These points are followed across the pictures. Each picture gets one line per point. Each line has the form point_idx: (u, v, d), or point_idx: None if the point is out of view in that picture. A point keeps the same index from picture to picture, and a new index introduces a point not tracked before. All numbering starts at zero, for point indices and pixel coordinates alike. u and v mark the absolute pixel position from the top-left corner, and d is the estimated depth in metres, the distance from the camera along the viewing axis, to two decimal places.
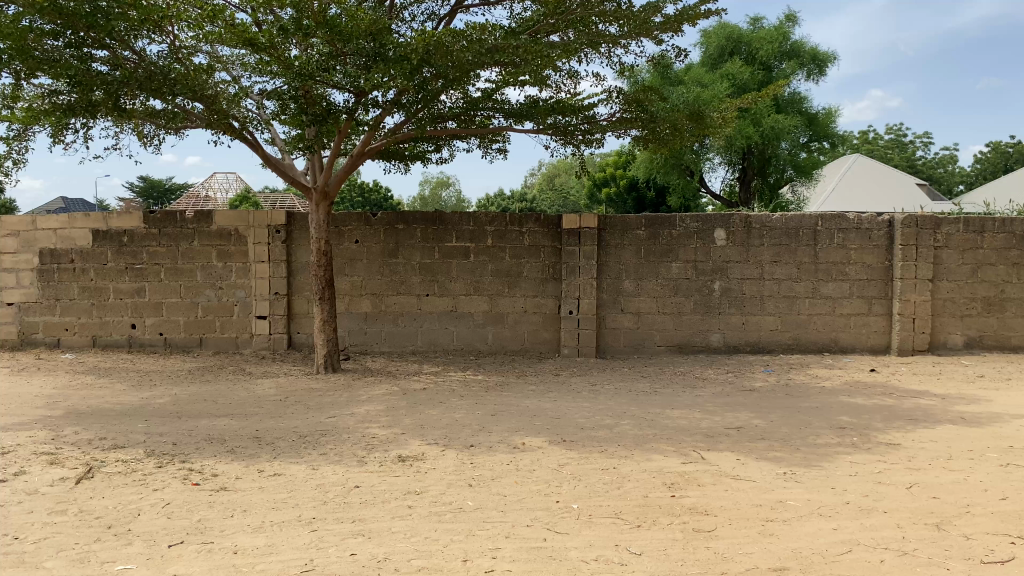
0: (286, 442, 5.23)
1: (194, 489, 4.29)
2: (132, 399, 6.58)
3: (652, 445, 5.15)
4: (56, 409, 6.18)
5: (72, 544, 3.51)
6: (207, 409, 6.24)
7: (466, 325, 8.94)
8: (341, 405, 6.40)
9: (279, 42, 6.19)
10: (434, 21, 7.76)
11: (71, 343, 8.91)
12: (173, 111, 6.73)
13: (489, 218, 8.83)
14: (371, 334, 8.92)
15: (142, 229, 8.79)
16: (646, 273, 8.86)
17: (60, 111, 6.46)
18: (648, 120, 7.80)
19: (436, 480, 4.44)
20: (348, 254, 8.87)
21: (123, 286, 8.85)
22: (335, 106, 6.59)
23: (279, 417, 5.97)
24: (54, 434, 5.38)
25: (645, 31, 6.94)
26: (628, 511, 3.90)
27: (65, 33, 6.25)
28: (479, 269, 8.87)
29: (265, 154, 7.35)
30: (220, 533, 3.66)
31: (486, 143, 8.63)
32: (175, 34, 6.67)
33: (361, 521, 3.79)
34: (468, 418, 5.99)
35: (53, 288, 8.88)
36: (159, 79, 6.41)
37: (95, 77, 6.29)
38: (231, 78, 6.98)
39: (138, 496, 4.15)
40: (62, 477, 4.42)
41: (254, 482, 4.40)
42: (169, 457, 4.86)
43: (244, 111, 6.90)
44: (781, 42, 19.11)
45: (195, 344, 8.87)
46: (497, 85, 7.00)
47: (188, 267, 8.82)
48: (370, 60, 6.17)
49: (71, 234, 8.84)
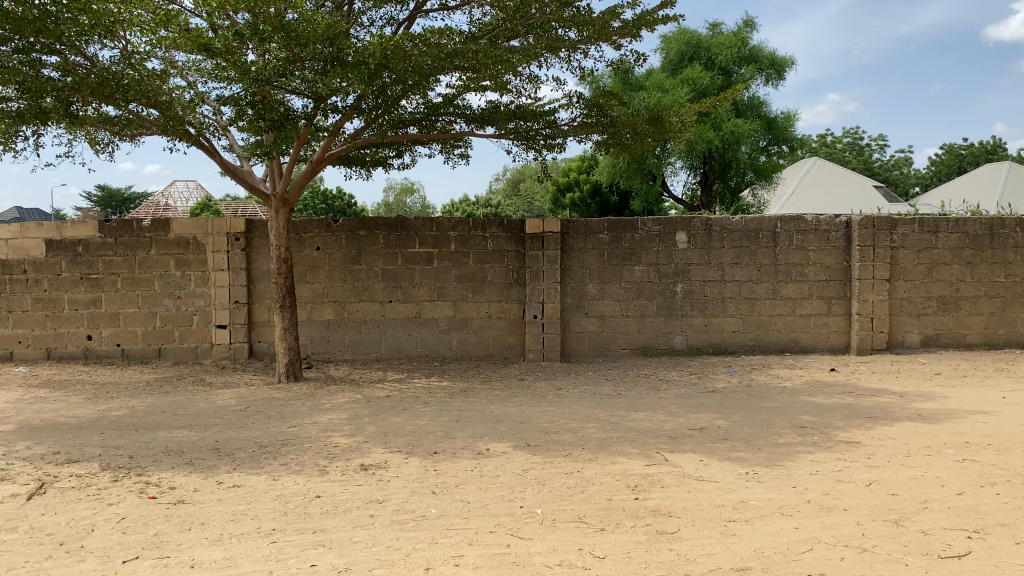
0: (247, 453, 5.14)
1: (151, 503, 4.19)
2: (88, 412, 6.43)
3: (616, 448, 5.15)
4: (7, 424, 6.01)
5: (22, 562, 3.41)
6: (166, 420, 6.12)
7: (430, 332, 8.89)
8: (304, 414, 6.31)
9: (235, 47, 6.07)
10: (393, 25, 7.71)
11: (25, 356, 8.70)
12: (128, 118, 6.60)
13: (452, 223, 8.80)
14: (334, 341, 8.84)
15: (97, 238, 8.61)
16: (610, 276, 8.89)
17: (9, 118, 6.33)
18: (609, 124, 7.82)
19: (399, 488, 4.39)
20: (309, 261, 8.78)
21: (78, 296, 8.67)
22: (294, 112, 6.52)
23: (239, 428, 5.87)
24: (5, 450, 5.24)
25: (604, 36, 6.98)
26: (592, 514, 3.90)
27: (14, 39, 6.01)
28: (442, 275, 8.83)
29: (222, 161, 7.23)
30: (177, 547, 3.58)
31: (448, 149, 8.61)
32: (127, 39, 6.50)
33: (323, 532, 3.74)
34: (432, 424, 5.95)
35: (6, 299, 8.67)
36: (112, 86, 6.28)
37: (45, 83, 6.18)
38: (187, 84, 6.87)
39: (92, 511, 4.05)
40: (13, 493, 4.31)
41: (213, 494, 4.33)
42: (125, 471, 4.75)
43: (200, 117, 6.78)
44: (740, 48, 19.33)
45: (154, 355, 8.71)
46: (458, 91, 6.96)
47: (146, 276, 8.66)
48: (328, 64, 6.16)
49: (24, 244, 8.62)
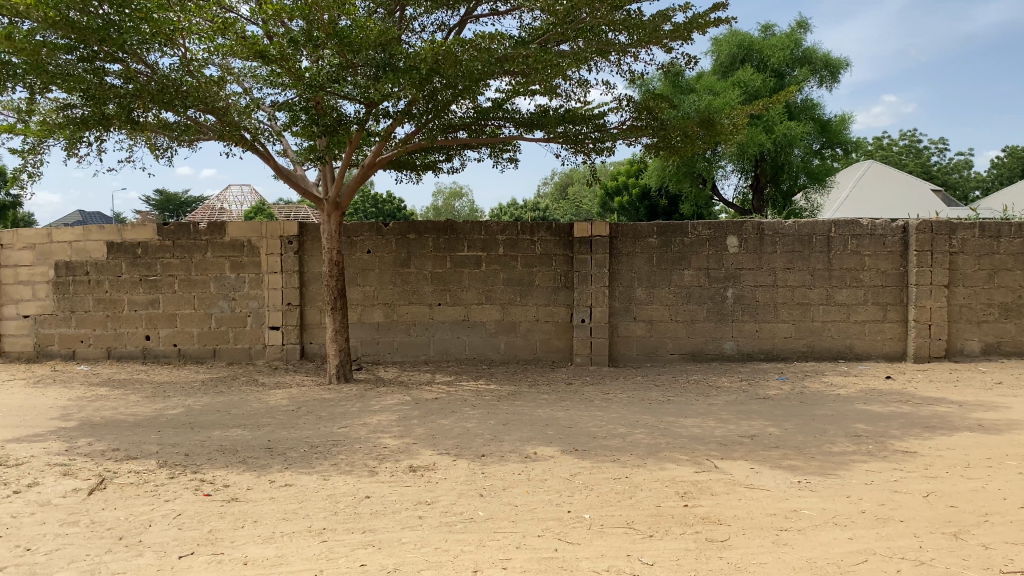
0: (298, 452, 5.23)
1: (206, 500, 4.29)
2: (146, 411, 6.60)
3: (665, 454, 5.11)
4: (70, 421, 6.21)
5: (84, 555, 3.53)
6: (221, 419, 6.25)
7: (478, 335, 8.93)
8: (354, 415, 6.40)
9: (290, 54, 6.17)
10: (444, 31, 7.75)
11: (86, 355, 8.97)
12: (186, 123, 6.76)
13: (500, 227, 8.82)
14: (383, 343, 8.94)
15: (157, 241, 8.84)
16: (659, 281, 8.82)
17: (74, 124, 6.51)
18: (659, 127, 7.76)
19: (447, 490, 4.42)
20: (359, 264, 8.89)
21: (137, 297, 8.90)
22: (346, 117, 6.60)
23: (290, 427, 5.97)
24: (68, 446, 5.41)
25: (655, 39, 6.93)
26: (641, 520, 3.87)
27: (79, 47, 6.17)
28: (490, 278, 8.86)
29: (277, 165, 7.35)
30: (231, 544, 3.66)
31: (496, 153, 8.64)
32: (185, 47, 6.63)
33: (372, 532, 3.78)
34: (480, 427, 5.98)
35: (69, 300, 8.94)
36: (171, 92, 6.43)
37: (107, 90, 6.28)
38: (243, 91, 7.01)
39: (149, 507, 4.16)
40: (74, 488, 4.45)
41: (265, 493, 4.40)
42: (181, 468, 4.86)
43: (255, 123, 6.92)
44: (793, 50, 19.04)
45: (209, 355, 8.90)
46: (507, 95, 6.99)
47: (202, 278, 8.86)
48: (379, 70, 6.26)
49: (86, 246, 8.89)
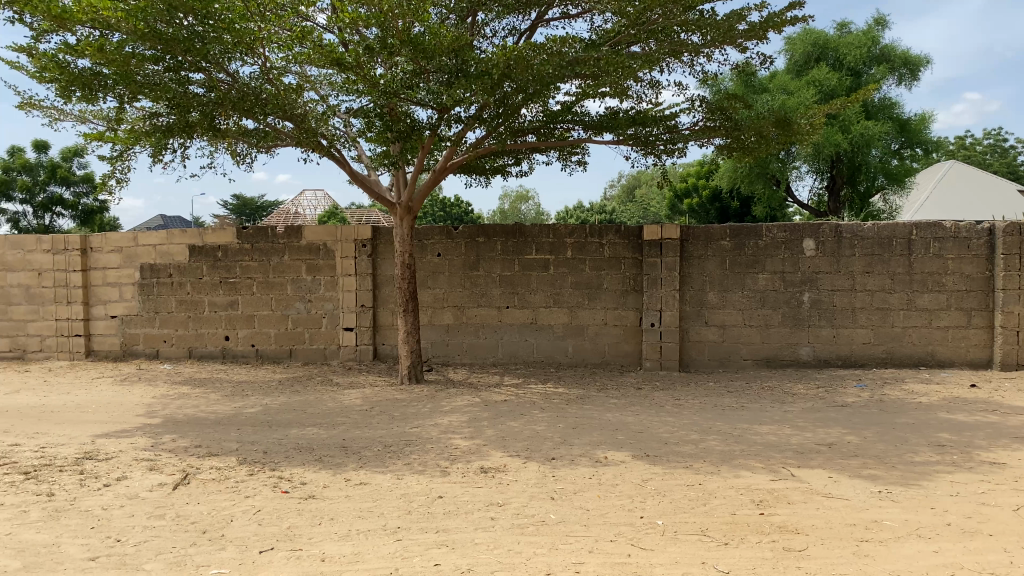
0: (372, 452, 5.32)
1: (284, 496, 4.40)
2: (226, 409, 6.81)
3: (739, 462, 5.03)
4: (155, 417, 6.45)
5: (170, 547, 3.66)
6: (297, 418, 6.41)
7: (547, 338, 8.94)
8: (425, 416, 6.47)
9: (365, 61, 6.29)
10: (515, 35, 7.79)
11: (169, 354, 9.29)
12: (265, 130, 6.95)
13: (569, 230, 8.81)
14: (453, 345, 9.03)
15: (236, 244, 9.11)
16: (732, 284, 8.68)
17: (160, 132, 6.74)
18: (732, 128, 7.64)
19: (519, 492, 4.43)
20: (430, 267, 9.00)
21: (218, 299, 9.18)
22: (419, 123, 6.69)
23: (364, 427, 6.08)
24: (154, 441, 5.62)
25: (729, 39, 6.83)
26: (715, 528, 3.82)
27: (165, 58, 6.38)
28: (559, 281, 8.86)
29: (352, 171, 7.50)
30: (309, 540, 3.74)
31: (565, 155, 8.63)
32: (265, 56, 6.81)
33: (445, 532, 3.82)
34: (550, 430, 5.98)
35: (153, 301, 9.29)
36: (252, 100, 6.62)
37: (192, 99, 6.53)
38: (320, 98, 7.18)
39: (231, 503, 4.29)
40: (160, 482, 4.62)
41: (340, 491, 4.49)
42: (260, 465, 5.00)
43: (331, 130, 7.08)
44: (870, 47, 18.53)
45: (285, 355, 9.13)
46: (577, 98, 6.98)
47: (279, 280, 9.08)
48: (452, 76, 6.33)
49: (170, 249, 9.22)
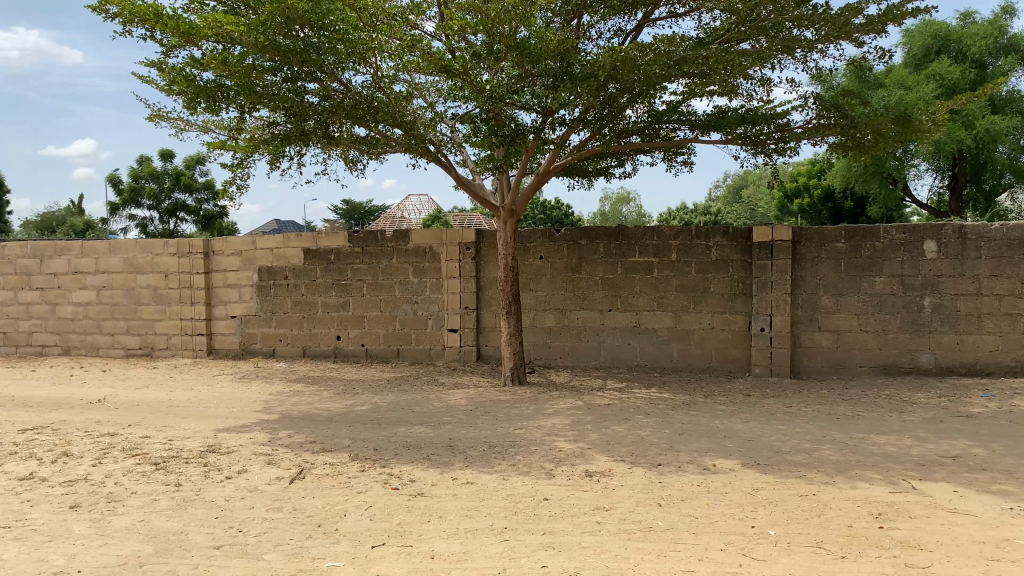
0: (478, 452, 5.39)
1: (394, 493, 4.51)
2: (337, 406, 7.03)
3: (856, 473, 4.84)
4: (272, 413, 6.73)
5: (288, 539, 3.82)
6: (405, 417, 6.56)
7: (651, 342, 8.84)
8: (529, 418, 6.50)
9: (472, 67, 6.38)
10: (621, 36, 7.73)
11: (284, 353, 9.68)
12: (375, 137, 7.15)
13: (673, 232, 8.68)
14: (556, 348, 9.05)
15: (347, 247, 9.40)
16: (847, 288, 8.36)
17: (278, 140, 7.03)
18: (848, 125, 7.36)
19: (625, 497, 4.40)
20: (533, 270, 9.05)
21: (330, 300, 9.50)
22: (524, 126, 6.72)
23: (470, 427, 6.16)
24: (272, 436, 5.87)
25: (844, 34, 6.59)
26: (831, 540, 3.69)
27: (284, 69, 6.63)
28: (663, 284, 8.74)
29: (458, 175, 7.62)
30: (419, 537, 3.83)
31: (671, 156, 8.52)
32: (376, 65, 7.01)
33: (552, 534, 3.83)
34: (656, 435, 5.91)
35: (270, 302, 9.69)
36: (364, 108, 6.82)
37: (308, 107, 6.73)
38: (428, 104, 7.33)
39: (344, 498, 4.43)
40: (278, 476, 4.82)
41: (448, 489, 4.57)
42: (371, 462, 5.14)
43: (439, 135, 7.21)
44: (997, 38, 17.52)
45: (393, 355, 9.36)
46: (683, 97, 6.88)
47: (388, 282, 9.31)
48: (557, 79, 6.35)
49: (286, 253, 9.60)
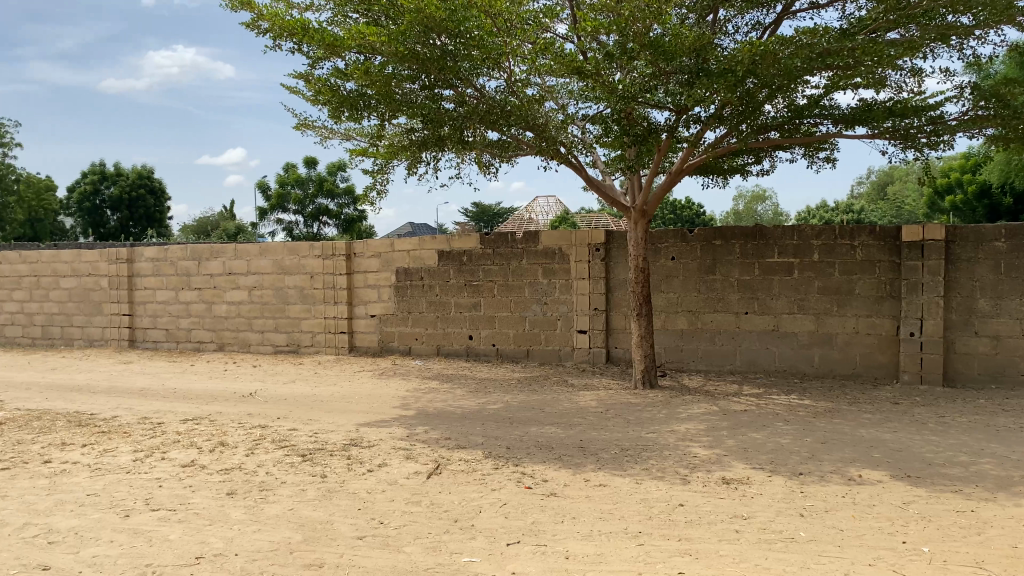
0: (611, 454, 5.37)
1: (528, 492, 4.56)
2: (471, 405, 7.18)
3: (1021, 490, 4.49)
4: (409, 410, 6.94)
5: (427, 533, 3.93)
6: (537, 417, 6.61)
7: (790, 346, 8.53)
8: (662, 421, 6.42)
9: (605, 68, 6.38)
10: (760, 30, 7.50)
11: (420, 351, 9.98)
12: (507, 140, 7.25)
13: (815, 231, 8.33)
14: (689, 351, 8.90)
15: (480, 249, 9.58)
16: (1008, 291, 7.77)
17: (415, 146, 7.25)
18: (1010, 116, 6.84)
19: (764, 506, 4.27)
20: (665, 271, 8.93)
21: (462, 300, 9.71)
22: (657, 125, 6.64)
23: (602, 429, 6.14)
24: (409, 432, 6.06)
25: (1007, 17, 6.13)
26: (993, 561, 3.44)
27: (422, 77, 6.81)
28: (803, 286, 8.42)
29: (589, 177, 7.61)
30: (553, 537, 3.85)
31: (811, 152, 8.19)
32: (510, 69, 7.11)
33: (688, 540, 3.77)
34: (796, 443, 5.70)
35: (406, 302, 10.01)
36: (498, 112, 6.92)
37: (444, 114, 6.91)
38: (560, 106, 7.38)
39: (479, 495, 4.52)
40: (416, 471, 4.97)
41: (581, 491, 4.57)
42: (505, 460, 5.22)
43: (570, 137, 7.24)
44: None
45: (523, 355, 9.46)
46: (826, 91, 6.60)
47: (518, 283, 9.41)
48: (693, 76, 6.23)
49: (421, 254, 9.88)
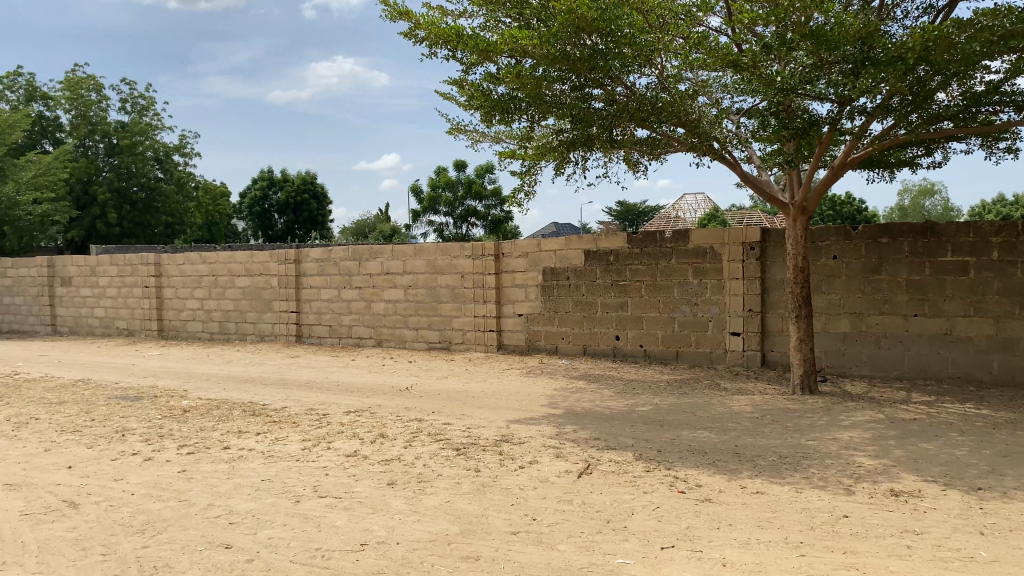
0: (767, 461, 5.19)
1: (681, 496, 4.48)
2: (620, 406, 7.14)
3: None
4: (558, 409, 6.98)
5: (580, 532, 3.94)
6: (688, 420, 6.49)
7: (965, 352, 7.94)
8: (822, 428, 6.14)
9: (762, 60, 6.18)
10: (932, 13, 7.03)
11: (567, 351, 10.04)
12: (657, 138, 7.16)
13: (995, 228, 7.72)
14: (851, 355, 8.46)
15: (627, 249, 9.51)
16: None
17: (565, 146, 7.29)
18: None
19: (939, 521, 4.00)
20: (825, 271, 8.54)
21: (609, 300, 9.67)
22: (817, 118, 6.36)
23: (757, 434, 5.95)
24: (559, 431, 6.10)
25: None
26: None
27: (572, 77, 6.81)
28: (981, 287, 7.81)
29: (744, 173, 7.39)
30: (709, 543, 3.77)
31: (990, 142, 7.59)
32: (662, 65, 7.01)
33: (854, 554, 3.59)
34: (974, 456, 5.30)
35: (553, 301, 10.08)
36: (649, 109, 6.85)
37: (594, 114, 6.89)
38: (713, 102, 7.21)
39: (631, 496, 4.49)
40: (567, 470, 5.00)
41: (737, 497, 4.44)
42: (656, 463, 5.15)
43: (724, 133, 7.06)
44: None
45: (672, 357, 9.31)
46: (1009, 75, 6.10)
47: (667, 283, 9.27)
48: (858, 65, 5.92)
49: (568, 254, 9.93)
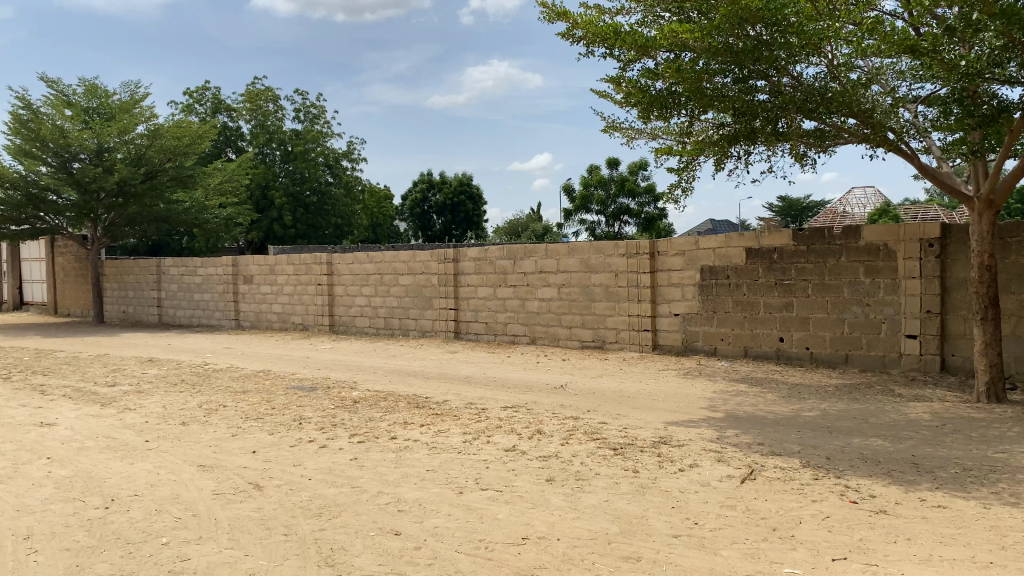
0: (950, 473, 4.84)
1: (853, 507, 4.26)
2: (784, 410, 6.88)
3: None
4: (718, 411, 6.82)
5: (744, 539, 3.84)
6: (859, 427, 6.16)
7: None
8: (1014, 440, 5.65)
9: (944, 44, 5.78)
10: None
11: (726, 352, 9.79)
12: (825, 130, 6.85)
13: None
14: None
15: (792, 246, 9.14)
16: None
17: (725, 141, 7.10)
18: None
19: None
20: (1016, 269, 7.86)
21: (773, 300, 9.35)
22: (1009, 103, 5.86)
23: (937, 445, 5.56)
24: (719, 434, 5.96)
25: None
26: None
27: (734, 70, 6.59)
28: None
29: (922, 164, 6.92)
30: (885, 557, 3.57)
31: None
32: (831, 53, 6.70)
33: None
34: None
35: (712, 301, 9.85)
36: (817, 100, 6.57)
37: (757, 107, 6.66)
38: (888, 90, 6.83)
39: (798, 504, 4.32)
40: (729, 474, 4.87)
41: (916, 511, 4.18)
42: (825, 471, 4.93)
43: (900, 123, 6.66)
44: None
45: (841, 360, 8.87)
46: None
47: (836, 282, 8.83)
48: None
49: (728, 252, 9.67)
